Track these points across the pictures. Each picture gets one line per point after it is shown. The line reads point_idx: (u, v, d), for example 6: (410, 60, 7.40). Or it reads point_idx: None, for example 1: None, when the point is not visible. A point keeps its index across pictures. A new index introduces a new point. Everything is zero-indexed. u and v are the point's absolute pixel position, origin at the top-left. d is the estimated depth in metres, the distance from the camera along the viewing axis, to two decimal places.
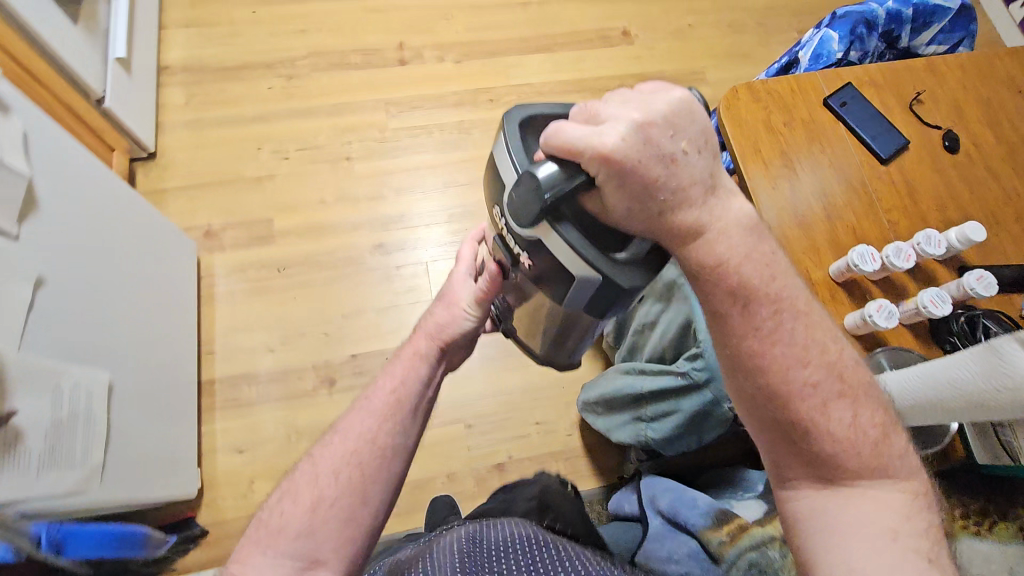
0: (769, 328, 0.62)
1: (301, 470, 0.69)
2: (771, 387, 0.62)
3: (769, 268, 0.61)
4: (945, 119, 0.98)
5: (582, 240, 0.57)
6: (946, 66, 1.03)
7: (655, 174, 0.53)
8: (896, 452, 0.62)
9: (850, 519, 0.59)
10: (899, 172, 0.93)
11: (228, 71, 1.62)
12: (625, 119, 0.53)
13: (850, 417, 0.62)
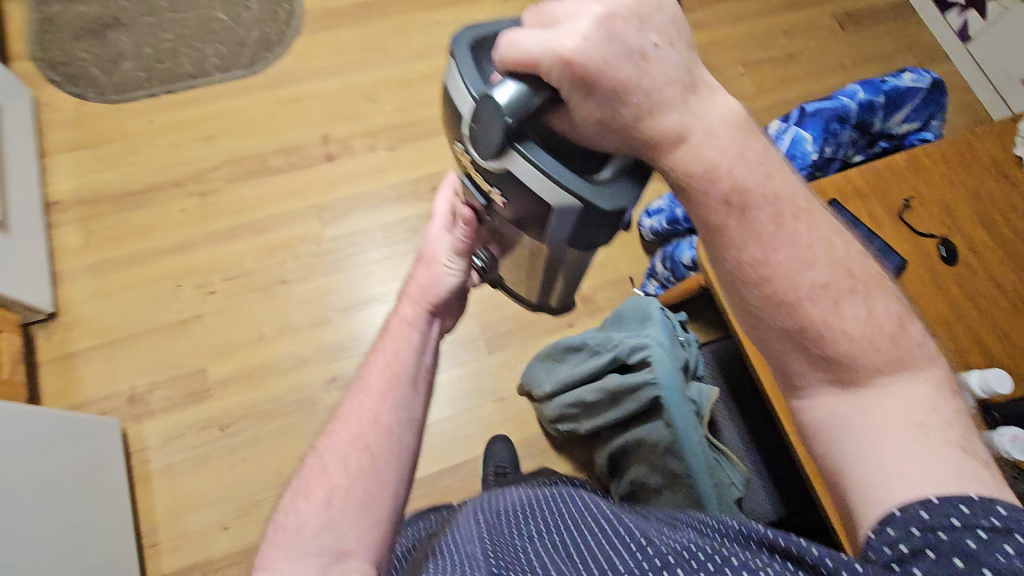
0: (773, 229, 0.57)
1: (310, 468, 0.66)
2: (781, 294, 0.58)
3: (774, 178, 0.55)
4: (935, 225, 0.93)
5: (551, 164, 0.53)
6: (925, 159, 0.97)
7: (623, 75, 0.47)
8: (914, 343, 0.58)
9: (876, 417, 0.55)
10: (901, 297, 0.88)
11: (130, 196, 1.42)
12: (585, 16, 0.47)
13: (861, 315, 0.58)
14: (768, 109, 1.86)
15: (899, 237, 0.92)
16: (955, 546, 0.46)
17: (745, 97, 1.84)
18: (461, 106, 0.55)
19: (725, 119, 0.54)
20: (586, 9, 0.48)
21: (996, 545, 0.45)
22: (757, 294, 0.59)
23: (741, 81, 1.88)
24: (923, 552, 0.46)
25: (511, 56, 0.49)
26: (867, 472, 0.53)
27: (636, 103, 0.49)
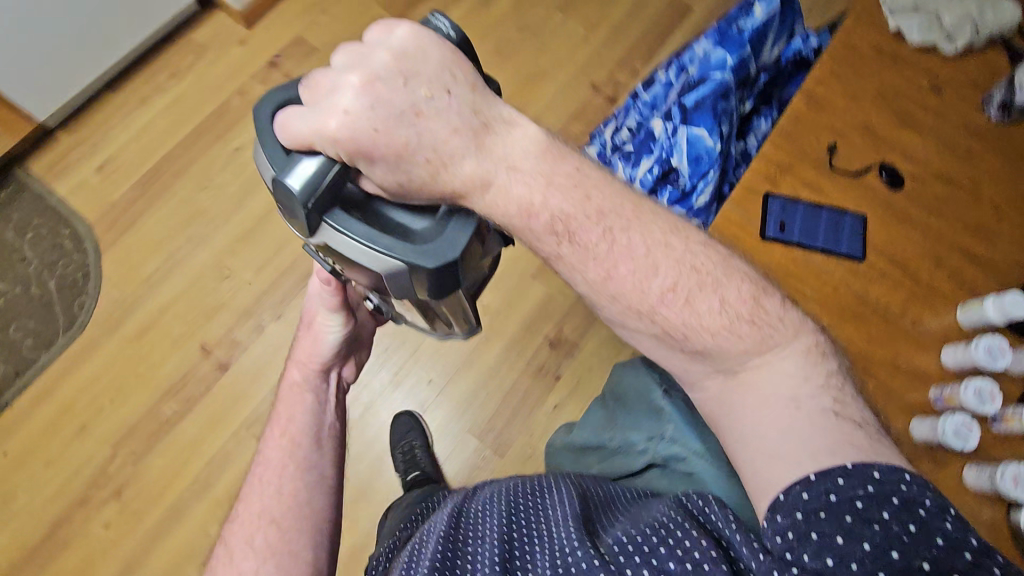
0: (605, 249, 0.56)
1: (221, 554, 0.71)
2: (635, 307, 0.57)
3: (592, 195, 0.56)
4: (867, 157, 0.85)
5: (366, 230, 0.53)
6: (822, 90, 0.88)
7: (403, 138, 0.50)
8: (778, 318, 0.57)
9: (752, 399, 0.55)
10: (880, 256, 0.81)
11: (44, 545, 1.20)
12: (351, 90, 0.50)
13: (717, 308, 0.57)
14: (611, 39, 1.71)
15: (844, 190, 0.84)
16: (839, 521, 0.46)
17: (582, 44, 1.70)
18: (262, 175, 0.54)
19: (524, 150, 0.54)
20: (348, 82, 0.50)
21: (875, 518, 0.46)
22: (616, 309, 0.58)
23: (570, 25, 1.72)
24: (808, 534, 0.47)
25: (295, 136, 0.51)
26: (754, 454, 0.53)
27: (420, 161, 0.51)
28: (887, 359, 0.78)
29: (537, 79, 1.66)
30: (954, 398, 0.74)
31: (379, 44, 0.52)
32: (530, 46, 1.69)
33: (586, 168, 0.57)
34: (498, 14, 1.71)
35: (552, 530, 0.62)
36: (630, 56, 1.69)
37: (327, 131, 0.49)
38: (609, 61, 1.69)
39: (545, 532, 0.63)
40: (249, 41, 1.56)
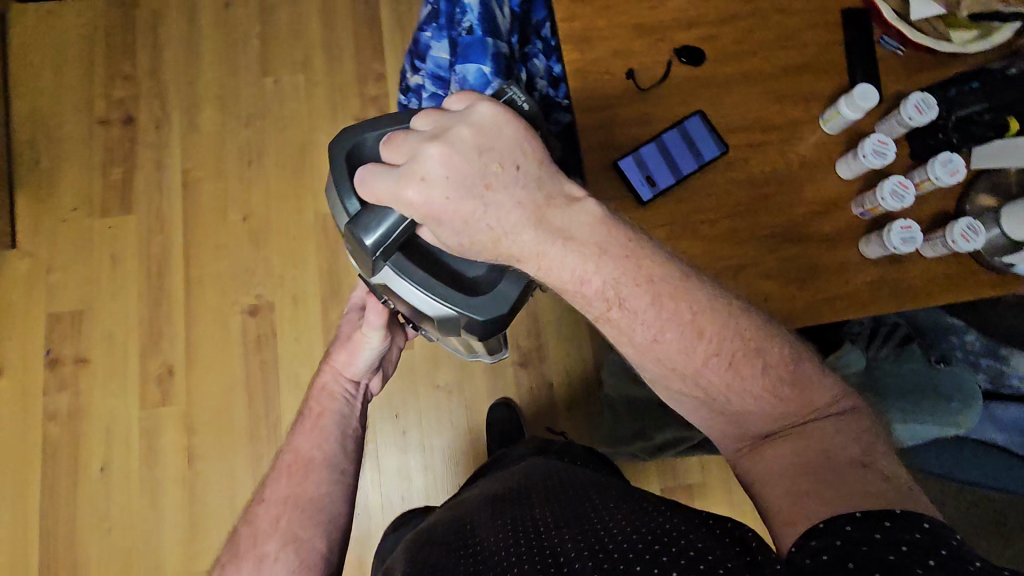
0: (653, 313, 0.54)
1: (243, 534, 0.66)
2: (668, 367, 0.55)
3: (642, 266, 0.54)
4: (660, 54, 0.81)
5: (427, 280, 0.59)
6: (579, 27, 0.81)
7: (469, 209, 0.52)
8: (811, 381, 0.55)
9: (782, 446, 0.53)
10: (736, 132, 0.79)
11: None
12: (430, 158, 0.52)
13: (759, 374, 0.54)
14: (331, 63, 1.54)
15: (662, 104, 0.79)
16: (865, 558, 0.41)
17: (312, 93, 1.53)
18: (348, 213, 0.60)
19: (581, 214, 0.54)
20: (432, 151, 0.52)
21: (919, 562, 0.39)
22: (657, 371, 0.56)
23: (285, 82, 1.53)
24: (844, 560, 0.41)
25: (369, 192, 0.54)
26: (786, 497, 0.50)
27: (483, 231, 0.53)
28: (807, 211, 0.78)
29: (303, 155, 1.50)
30: (879, 206, 0.74)
31: (462, 116, 0.53)
32: (269, 132, 1.51)
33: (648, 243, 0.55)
34: (213, 128, 1.50)
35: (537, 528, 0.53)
36: (361, 66, 1.54)
37: (407, 198, 0.52)
38: (349, 85, 1.53)
39: (526, 528, 0.54)
40: (14, 362, 1.36)
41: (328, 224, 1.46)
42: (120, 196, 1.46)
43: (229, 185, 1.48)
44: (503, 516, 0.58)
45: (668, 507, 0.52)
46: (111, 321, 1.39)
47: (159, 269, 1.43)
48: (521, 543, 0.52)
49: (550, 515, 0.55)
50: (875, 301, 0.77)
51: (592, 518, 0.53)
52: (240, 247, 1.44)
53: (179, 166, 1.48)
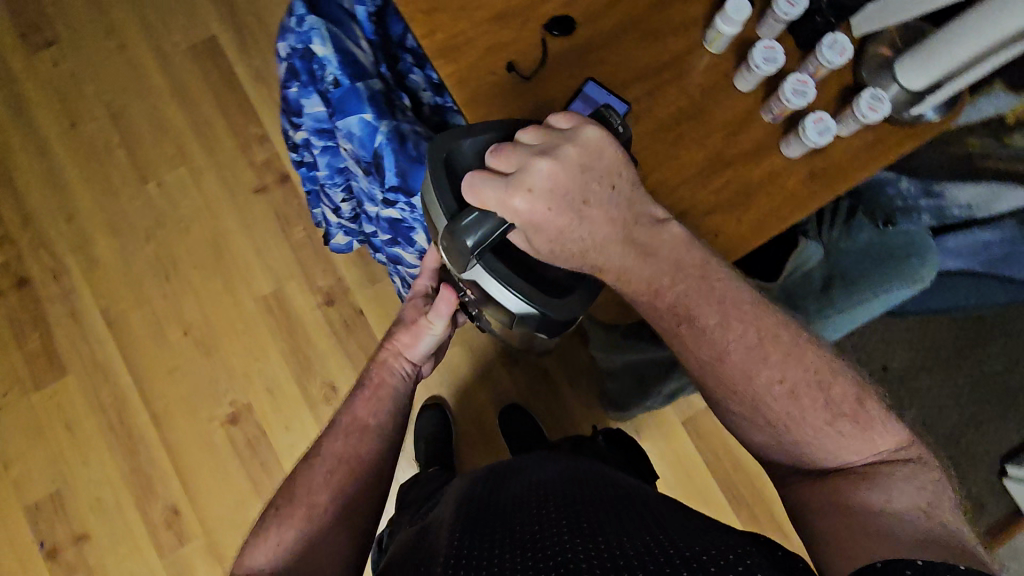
0: (721, 333, 0.62)
1: (297, 474, 0.72)
2: (725, 379, 0.62)
3: (708, 278, 0.64)
4: (531, 35, 0.78)
5: (510, 279, 0.64)
6: (444, 37, 0.78)
7: (567, 220, 0.61)
8: (874, 428, 0.58)
9: (827, 485, 0.58)
10: (632, 85, 0.79)
11: None
12: (539, 173, 0.60)
13: (819, 405, 0.59)
14: (208, 145, 1.46)
15: (553, 83, 0.78)
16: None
17: (201, 182, 1.45)
18: (443, 208, 0.64)
19: (660, 230, 0.64)
20: (541, 165, 0.60)
21: None
22: (719, 389, 0.63)
23: (168, 181, 1.45)
24: None
25: (475, 194, 0.61)
26: (843, 525, 0.54)
27: (574, 240, 0.62)
28: (725, 135, 0.79)
29: (218, 246, 1.43)
30: (788, 107, 0.75)
31: (570, 138, 0.62)
32: (174, 237, 1.43)
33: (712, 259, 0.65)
34: (114, 255, 1.41)
35: (581, 522, 0.54)
36: (240, 136, 1.47)
37: (512, 207, 0.60)
38: (235, 160, 1.46)
39: (572, 521, 0.54)
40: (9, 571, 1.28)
41: (272, 305, 1.41)
42: (46, 361, 1.36)
43: (155, 305, 1.40)
44: (546, 505, 0.58)
45: (720, 531, 0.54)
46: (92, 489, 1.31)
47: (119, 417, 1.35)
48: (545, 547, 0.51)
49: (579, 521, 0.54)
50: (816, 197, 0.78)
51: (624, 533, 0.52)
52: (193, 362, 1.38)
53: (94, 306, 1.39)
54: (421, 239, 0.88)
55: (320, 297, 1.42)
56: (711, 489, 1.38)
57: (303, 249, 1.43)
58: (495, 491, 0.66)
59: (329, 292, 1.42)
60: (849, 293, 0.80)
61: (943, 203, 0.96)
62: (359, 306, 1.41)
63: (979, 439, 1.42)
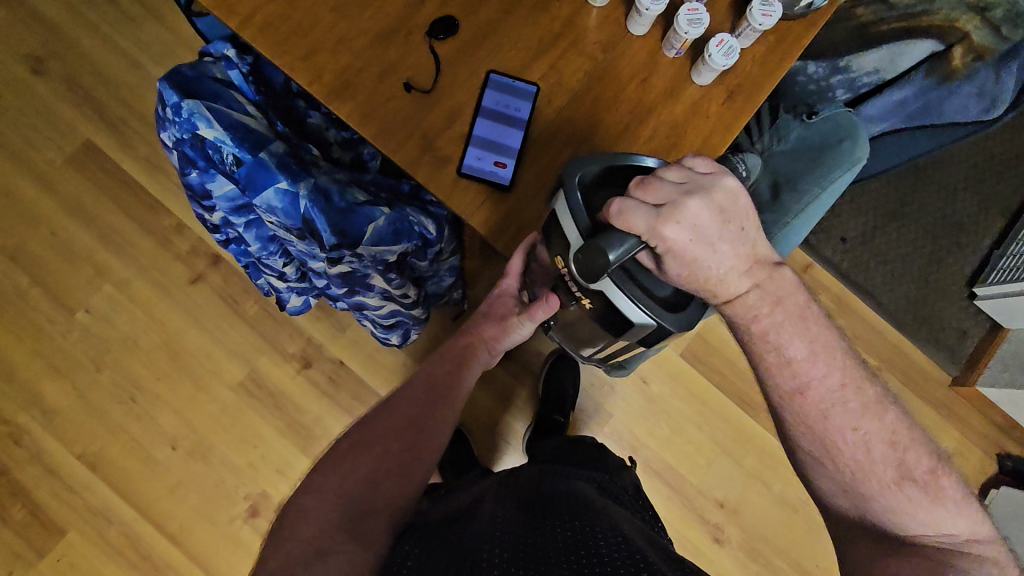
0: (809, 365, 0.67)
1: (361, 432, 0.80)
2: (802, 413, 0.67)
3: (808, 323, 0.69)
4: (417, 48, 0.75)
5: (641, 297, 0.63)
6: (331, 77, 0.74)
7: (703, 251, 0.63)
8: (943, 502, 0.62)
9: (886, 539, 0.63)
10: (533, 66, 0.77)
11: None
12: (690, 204, 0.61)
13: (889, 459, 0.64)
14: (124, 253, 1.37)
15: (455, 88, 0.75)
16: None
17: (130, 291, 1.36)
18: (578, 221, 0.63)
19: (766, 273, 0.68)
20: (692, 203, 0.62)
21: None
22: (794, 417, 0.68)
23: (96, 302, 1.36)
24: None
25: (624, 211, 0.60)
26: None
27: (705, 267, 0.64)
28: (638, 84, 0.78)
29: (174, 349, 1.36)
30: (688, 38, 0.74)
31: (714, 177, 0.64)
32: (124, 356, 1.35)
33: (811, 306, 0.70)
34: (69, 396, 1.33)
35: (614, 531, 0.60)
36: (153, 233, 1.38)
37: (660, 232, 0.60)
38: (157, 258, 1.38)
39: (608, 528, 0.61)
40: None
41: (251, 388, 1.36)
42: (39, 527, 1.28)
43: (131, 431, 1.33)
44: (590, 513, 0.65)
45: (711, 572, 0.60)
46: None
47: (138, 553, 1.29)
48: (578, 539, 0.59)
49: (603, 524, 0.62)
50: (739, 115, 0.78)
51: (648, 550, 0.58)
52: (192, 473, 1.32)
53: (68, 455, 1.31)
54: (380, 282, 0.84)
55: (296, 363, 1.37)
56: (726, 406, 1.44)
57: (261, 322, 1.38)
58: (547, 490, 0.74)
59: (304, 354, 1.37)
60: (796, 194, 0.83)
61: (851, 74, 0.96)
62: (339, 358, 1.38)
63: (945, 274, 1.51)
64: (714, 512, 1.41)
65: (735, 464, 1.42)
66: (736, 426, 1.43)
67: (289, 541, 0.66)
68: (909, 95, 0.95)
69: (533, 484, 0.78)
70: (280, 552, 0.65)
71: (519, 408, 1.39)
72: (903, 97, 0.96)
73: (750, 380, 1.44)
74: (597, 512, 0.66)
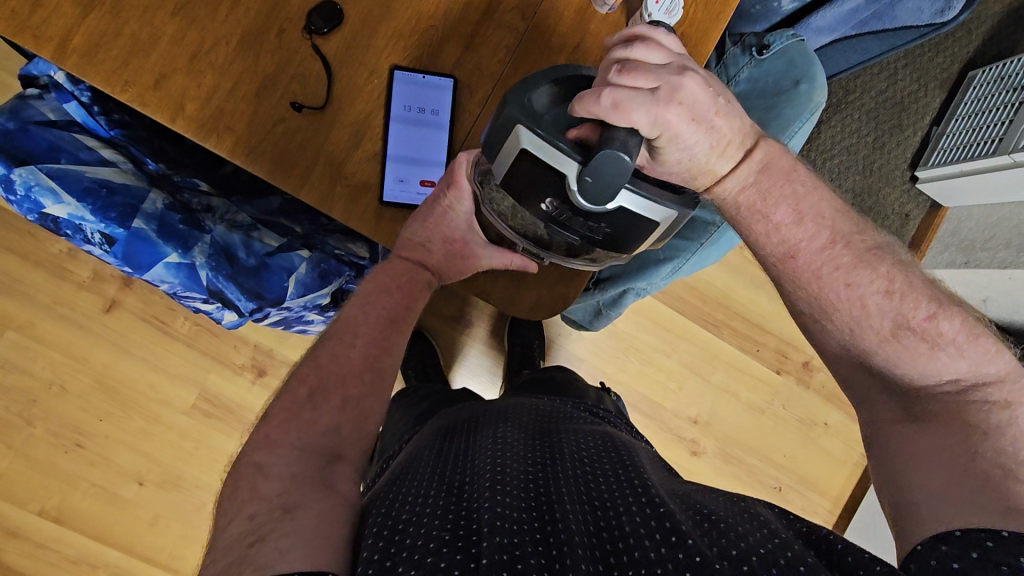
0: (797, 222, 0.57)
1: (307, 368, 0.58)
2: (790, 274, 0.58)
3: (796, 184, 0.58)
4: (296, 52, 0.60)
5: (654, 196, 0.51)
6: (195, 108, 0.59)
7: (701, 134, 0.54)
8: (954, 343, 0.52)
9: (898, 400, 0.54)
10: (443, 50, 0.63)
11: None
12: (680, 87, 0.51)
13: (879, 297, 0.54)
14: (14, 292, 1.19)
15: (353, 95, 0.62)
16: (984, 565, 0.38)
17: (37, 333, 1.21)
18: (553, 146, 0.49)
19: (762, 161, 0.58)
20: (686, 80, 0.51)
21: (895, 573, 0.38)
22: (790, 279, 0.58)
23: (3, 352, 1.20)
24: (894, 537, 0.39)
25: (620, 107, 0.48)
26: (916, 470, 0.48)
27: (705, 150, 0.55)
28: (571, 54, 0.65)
29: (109, 385, 1.24)
30: None
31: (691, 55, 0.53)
32: (55, 402, 1.23)
33: (799, 167, 0.59)
34: (7, 456, 1.22)
35: (627, 481, 0.51)
36: (43, 263, 1.20)
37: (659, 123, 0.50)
38: (57, 291, 1.20)
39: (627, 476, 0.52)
40: None
41: (206, 407, 1.27)
42: None
43: (88, 476, 1.24)
44: (601, 460, 0.55)
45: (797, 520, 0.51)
46: None
47: None
48: (595, 506, 0.49)
49: (611, 470, 0.54)
50: None
51: (676, 504, 0.50)
52: (167, 502, 1.27)
53: (28, 513, 1.23)
54: (317, 318, 0.76)
55: (249, 373, 1.28)
56: (691, 330, 1.45)
57: (198, 338, 1.26)
58: (547, 432, 0.62)
59: (254, 363, 1.28)
60: None
61: None
62: (293, 359, 1.28)
63: (890, 160, 1.48)
64: (688, 428, 1.47)
65: (705, 381, 1.47)
66: (701, 346, 1.46)
67: (252, 498, 0.49)
68: (864, 5, 0.87)
69: (523, 423, 0.65)
70: (244, 512, 0.48)
71: (473, 359, 1.29)
72: (856, 10, 0.88)
73: (711, 300, 1.45)
74: (603, 456, 0.56)
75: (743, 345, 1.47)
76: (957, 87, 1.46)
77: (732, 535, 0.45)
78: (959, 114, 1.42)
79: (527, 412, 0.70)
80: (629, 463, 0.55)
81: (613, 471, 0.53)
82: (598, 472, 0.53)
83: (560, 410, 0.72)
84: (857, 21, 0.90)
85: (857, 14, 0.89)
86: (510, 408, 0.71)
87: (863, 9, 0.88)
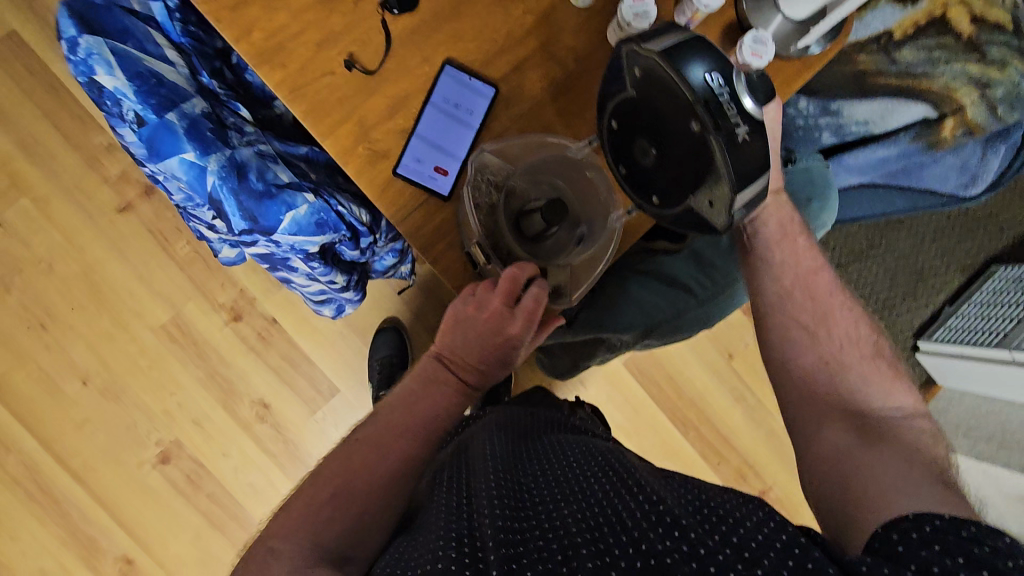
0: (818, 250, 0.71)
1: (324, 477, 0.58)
2: (811, 286, 0.68)
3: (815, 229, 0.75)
4: (365, 22, 0.66)
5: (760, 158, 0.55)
6: (260, 38, 0.64)
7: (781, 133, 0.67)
8: (901, 380, 0.62)
9: (854, 420, 0.59)
10: (494, 63, 0.68)
11: None
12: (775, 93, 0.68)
13: (856, 333, 0.65)
14: (43, 163, 1.24)
15: (401, 76, 0.66)
16: (948, 529, 0.40)
17: (49, 209, 1.25)
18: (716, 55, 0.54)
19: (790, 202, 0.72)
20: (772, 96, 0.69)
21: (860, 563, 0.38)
22: (800, 293, 0.68)
23: (10, 217, 1.24)
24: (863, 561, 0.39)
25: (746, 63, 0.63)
26: (884, 476, 0.51)
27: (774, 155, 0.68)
28: None
29: (93, 280, 1.26)
30: (700, 11, 0.66)
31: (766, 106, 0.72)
32: (38, 279, 1.25)
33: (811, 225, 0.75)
34: None
35: (622, 480, 0.51)
36: (81, 148, 1.25)
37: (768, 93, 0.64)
38: (82, 178, 1.25)
39: (623, 480, 0.50)
40: None
41: (174, 332, 1.28)
42: None
43: (39, 359, 1.25)
44: (593, 467, 0.54)
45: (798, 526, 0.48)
46: (33, 557, 1.24)
47: (36, 483, 1.24)
48: (590, 505, 0.48)
49: (600, 475, 0.52)
50: None
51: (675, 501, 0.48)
52: (102, 410, 1.26)
53: None
54: (301, 268, 0.78)
55: (226, 313, 1.29)
56: (658, 419, 1.44)
57: (191, 264, 1.29)
58: (535, 448, 0.62)
59: (234, 306, 1.29)
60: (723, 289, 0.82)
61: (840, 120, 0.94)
62: (271, 315, 1.30)
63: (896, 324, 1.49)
64: None
65: None
66: (663, 439, 1.44)
67: None
68: (896, 159, 0.95)
69: (512, 438, 0.65)
70: None
71: None
72: (890, 160, 0.95)
73: (686, 398, 1.44)
74: (596, 464, 0.55)
75: (705, 452, 1.45)
76: (976, 276, 1.49)
77: (732, 522, 0.43)
78: (974, 301, 1.44)
79: (512, 426, 0.69)
80: (618, 466, 0.54)
81: (605, 475, 0.52)
82: (585, 479, 0.52)
83: (548, 427, 0.71)
84: (887, 173, 0.97)
85: (888, 165, 0.96)
86: (497, 422, 0.71)
87: (894, 163, 0.96)
